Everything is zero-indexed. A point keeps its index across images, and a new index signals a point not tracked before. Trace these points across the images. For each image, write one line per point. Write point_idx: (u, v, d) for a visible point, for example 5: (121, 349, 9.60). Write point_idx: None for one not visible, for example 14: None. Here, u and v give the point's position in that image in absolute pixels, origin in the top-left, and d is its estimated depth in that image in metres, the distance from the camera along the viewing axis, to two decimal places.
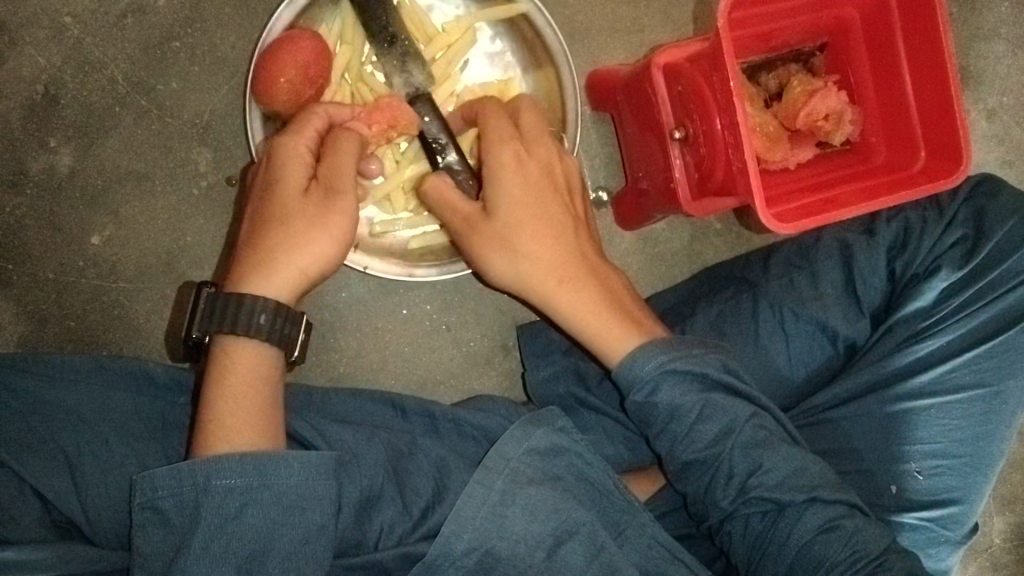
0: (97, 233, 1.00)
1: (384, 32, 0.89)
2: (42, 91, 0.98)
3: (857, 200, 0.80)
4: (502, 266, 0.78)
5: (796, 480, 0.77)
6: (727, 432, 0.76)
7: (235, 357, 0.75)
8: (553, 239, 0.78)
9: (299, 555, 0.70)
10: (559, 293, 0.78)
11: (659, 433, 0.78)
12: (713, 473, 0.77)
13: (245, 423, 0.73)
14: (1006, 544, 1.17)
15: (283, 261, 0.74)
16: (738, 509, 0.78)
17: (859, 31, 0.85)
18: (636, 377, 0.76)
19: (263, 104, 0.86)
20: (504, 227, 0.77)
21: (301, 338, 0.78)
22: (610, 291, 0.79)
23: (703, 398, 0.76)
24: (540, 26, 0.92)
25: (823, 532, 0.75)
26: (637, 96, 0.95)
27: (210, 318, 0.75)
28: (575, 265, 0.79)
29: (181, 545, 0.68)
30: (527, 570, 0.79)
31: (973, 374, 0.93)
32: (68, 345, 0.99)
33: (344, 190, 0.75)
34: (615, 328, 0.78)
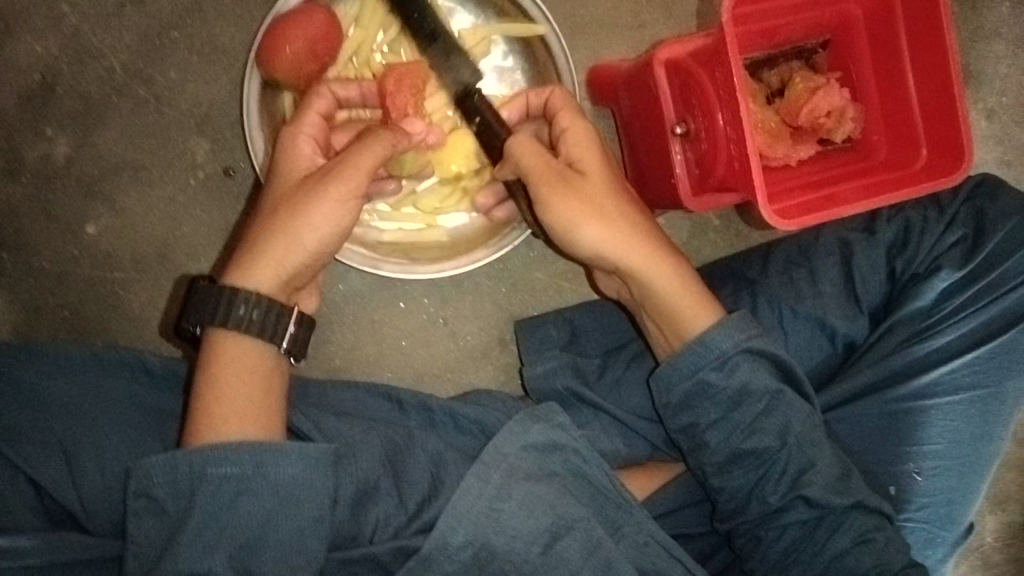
0: (93, 222, 0.99)
1: (424, 29, 0.89)
2: (39, 79, 0.97)
3: (858, 197, 0.81)
4: (601, 228, 0.81)
5: (840, 485, 0.84)
6: (787, 433, 0.83)
7: (228, 350, 0.74)
8: (638, 213, 0.83)
9: (293, 547, 0.70)
10: (650, 261, 0.83)
11: (710, 423, 0.84)
12: (767, 468, 0.84)
13: (237, 414, 0.73)
14: (999, 542, 1.18)
15: (278, 254, 0.75)
16: (786, 510, 0.84)
17: (861, 28, 0.85)
18: (718, 349, 0.82)
19: (264, 70, 0.89)
20: (604, 195, 0.82)
21: (291, 331, 0.76)
22: (690, 271, 0.86)
23: (777, 385, 0.84)
24: (553, 50, 0.95)
25: (858, 543, 0.83)
26: (636, 88, 0.95)
27: (203, 307, 0.75)
28: (659, 239, 0.84)
29: (176, 530, 0.68)
30: (523, 565, 0.79)
31: (973, 374, 0.93)
32: (62, 334, 0.99)
33: (347, 175, 0.74)
34: (698, 301, 0.84)
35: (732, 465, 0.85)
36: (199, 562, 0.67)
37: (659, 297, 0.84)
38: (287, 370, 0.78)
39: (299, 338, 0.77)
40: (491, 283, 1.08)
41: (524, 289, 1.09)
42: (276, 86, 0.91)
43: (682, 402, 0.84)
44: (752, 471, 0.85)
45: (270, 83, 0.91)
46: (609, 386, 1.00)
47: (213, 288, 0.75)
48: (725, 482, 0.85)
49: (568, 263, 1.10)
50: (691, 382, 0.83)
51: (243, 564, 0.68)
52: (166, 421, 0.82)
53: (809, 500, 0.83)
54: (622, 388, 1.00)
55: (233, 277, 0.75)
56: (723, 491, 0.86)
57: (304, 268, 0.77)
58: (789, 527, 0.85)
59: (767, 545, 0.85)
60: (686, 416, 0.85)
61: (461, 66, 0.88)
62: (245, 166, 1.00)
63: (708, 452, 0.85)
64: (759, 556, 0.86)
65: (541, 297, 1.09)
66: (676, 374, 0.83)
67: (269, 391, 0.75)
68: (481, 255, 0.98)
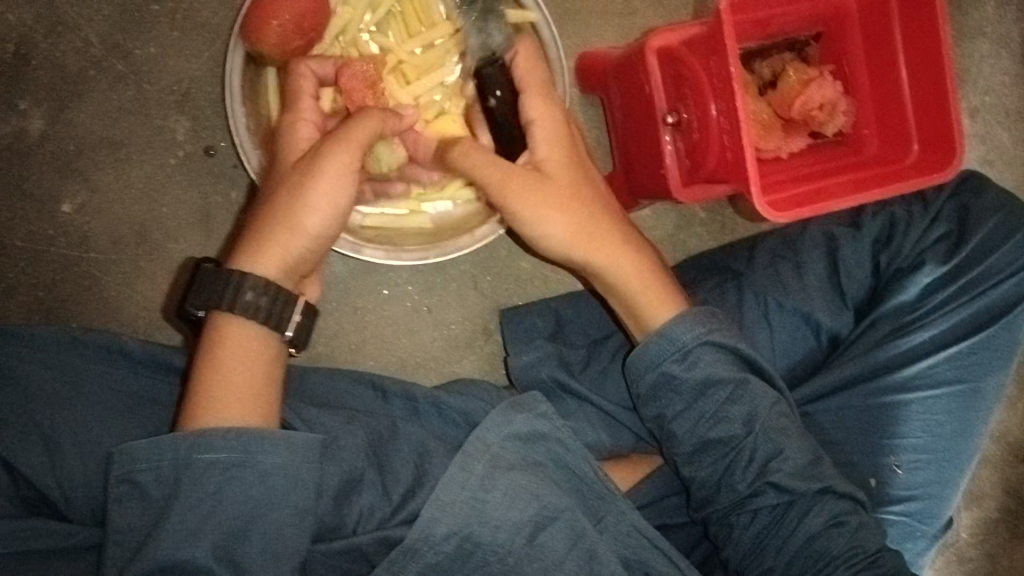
0: (69, 200, 0.96)
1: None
2: (13, 51, 0.94)
3: (848, 190, 0.80)
4: (562, 224, 0.83)
5: (809, 471, 0.83)
6: (754, 420, 0.83)
7: (231, 334, 0.73)
8: (599, 207, 0.85)
9: (278, 538, 0.68)
10: (610, 254, 0.85)
11: (677, 413, 0.85)
12: (732, 456, 0.84)
13: (234, 399, 0.71)
14: (972, 538, 1.19)
15: (276, 239, 0.74)
16: (754, 497, 0.83)
17: (855, 21, 0.85)
18: (677, 342, 0.83)
19: (248, 43, 0.86)
20: (567, 189, 0.83)
21: (296, 319, 0.75)
22: (653, 262, 0.88)
23: (740, 374, 0.84)
24: (544, 38, 0.93)
25: (831, 525, 0.82)
26: (626, 78, 0.95)
27: (210, 292, 0.73)
28: (620, 234, 0.86)
29: (160, 516, 0.67)
30: (507, 556, 0.78)
31: (954, 369, 0.94)
32: (36, 316, 0.96)
33: (342, 151, 0.73)
34: (658, 296, 0.86)
35: (701, 454, 0.85)
36: (181, 548, 0.65)
37: (621, 288, 0.86)
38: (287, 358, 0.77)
39: (304, 328, 0.77)
40: (476, 272, 1.07)
41: (508, 278, 1.08)
42: (259, 62, 0.90)
43: (650, 392, 0.85)
44: (720, 460, 0.84)
45: (252, 58, 0.89)
46: (594, 377, 0.99)
47: (218, 271, 0.73)
48: (695, 473, 0.85)
49: None
50: (656, 373, 0.84)
51: (229, 553, 0.67)
52: (145, 406, 0.80)
53: (778, 485, 0.83)
54: (607, 378, 1.00)
55: (242, 261, 0.74)
56: (694, 480, 0.86)
57: (308, 253, 0.76)
58: (760, 512, 0.83)
59: (740, 531, 0.84)
60: (655, 407, 0.86)
61: (493, 28, 0.87)
62: (226, 147, 0.98)
63: (677, 442, 0.86)
64: (732, 543, 0.85)
65: (526, 287, 1.09)
66: (641, 365, 0.84)
67: (270, 380, 0.74)
68: (466, 243, 0.95)
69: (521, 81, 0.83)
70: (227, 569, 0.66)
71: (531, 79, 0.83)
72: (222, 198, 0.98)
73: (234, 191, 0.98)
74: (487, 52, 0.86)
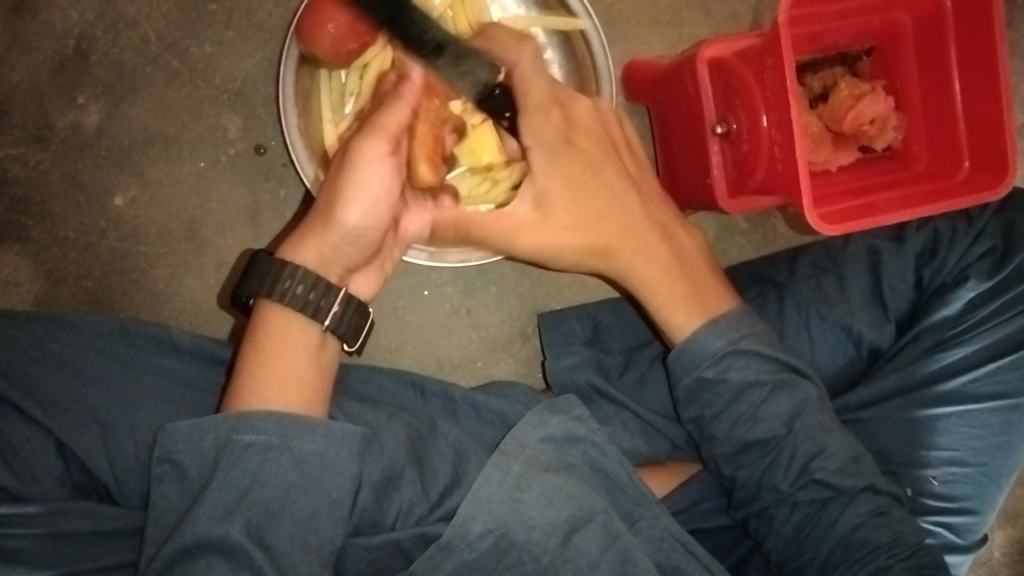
0: (121, 194, 0.98)
1: (426, 46, 0.76)
2: (73, 46, 0.96)
3: (897, 206, 0.81)
4: (575, 248, 0.84)
5: (852, 467, 0.84)
6: (795, 419, 0.84)
7: (276, 321, 0.74)
8: (621, 216, 0.85)
9: (310, 525, 0.68)
10: (628, 269, 0.87)
11: (715, 414, 0.85)
12: (775, 455, 0.84)
13: (283, 386, 0.73)
14: (1005, 558, 1.19)
15: (320, 232, 0.73)
16: (796, 493, 0.84)
17: (909, 37, 0.85)
18: (708, 351, 0.84)
19: (304, 45, 0.87)
20: (568, 220, 0.83)
21: (336, 309, 0.75)
22: (679, 265, 0.88)
23: (779, 377, 0.85)
24: (592, 46, 0.94)
25: (873, 515, 0.83)
26: (674, 88, 0.95)
27: (258, 279, 0.74)
28: (645, 240, 0.86)
29: (198, 495, 0.68)
30: (541, 556, 0.78)
31: (994, 384, 0.94)
32: (85, 306, 0.98)
33: (373, 136, 0.70)
34: (683, 307, 0.86)
35: (741, 455, 0.86)
36: (215, 526, 0.66)
37: (650, 297, 0.87)
38: (338, 355, 0.78)
39: (351, 323, 0.77)
40: (516, 275, 1.08)
41: (547, 283, 1.09)
42: (313, 63, 0.90)
43: (689, 393, 0.86)
44: (760, 459, 0.85)
45: (307, 59, 0.90)
46: (632, 384, 1.00)
47: (267, 263, 0.74)
48: (738, 471, 0.86)
49: None
50: (693, 376, 0.85)
51: (261, 535, 0.67)
52: (196, 399, 0.82)
53: (821, 482, 0.84)
54: (645, 385, 1.00)
55: (290, 251, 0.74)
56: (735, 480, 0.87)
57: (347, 247, 0.74)
58: (798, 506, 0.85)
59: (781, 522, 0.86)
60: (695, 408, 0.86)
61: (475, 66, 0.77)
62: (276, 145, 1.00)
63: (717, 443, 0.86)
64: (773, 535, 0.86)
65: (565, 292, 1.09)
66: (680, 367, 0.85)
67: (315, 368, 0.75)
68: None
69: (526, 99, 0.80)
70: (257, 545, 0.66)
71: (520, 103, 0.80)
72: (271, 196, 1.00)
73: (282, 189, 1.00)
74: (480, 85, 0.78)
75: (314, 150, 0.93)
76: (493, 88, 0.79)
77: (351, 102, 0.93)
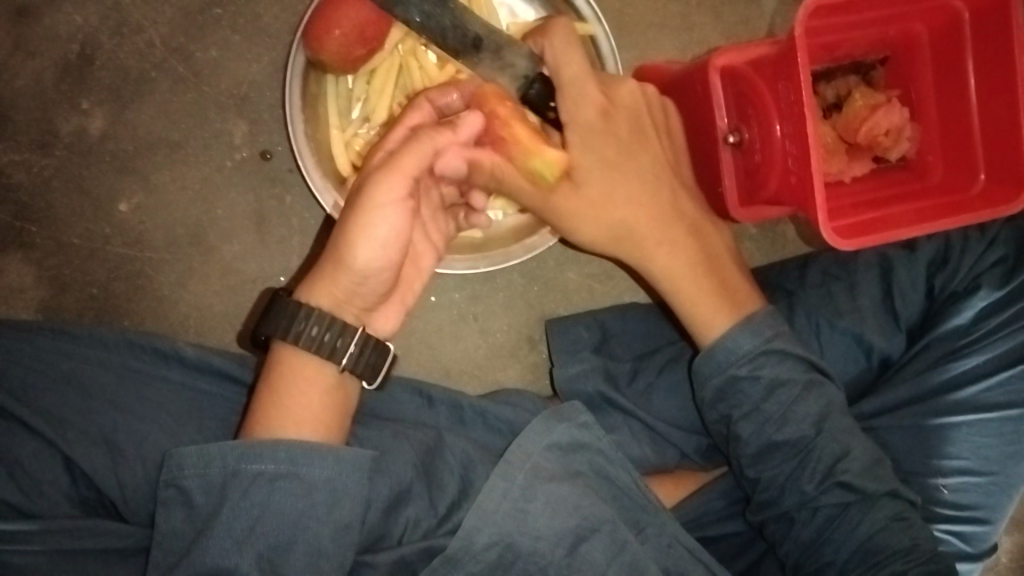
0: (126, 200, 0.97)
1: (466, 42, 0.80)
2: (77, 50, 0.95)
3: (909, 220, 0.81)
4: (596, 228, 0.83)
5: (875, 471, 0.85)
6: (823, 419, 0.84)
7: (290, 361, 0.73)
8: (650, 201, 0.84)
9: (321, 552, 0.68)
10: (654, 258, 0.85)
11: (744, 415, 0.85)
12: (804, 458, 0.84)
13: (298, 417, 0.72)
14: (1012, 564, 1.18)
15: (333, 274, 0.72)
16: (820, 496, 0.84)
17: (925, 47, 0.85)
18: (743, 350, 0.83)
19: (311, 51, 0.86)
20: (600, 199, 0.82)
21: (353, 350, 0.73)
22: (707, 262, 0.87)
23: (809, 376, 0.85)
24: (602, 52, 0.92)
25: (894, 520, 0.83)
26: (686, 96, 0.94)
27: (276, 323, 0.73)
28: (673, 228, 0.85)
29: (204, 526, 0.67)
30: (547, 567, 0.77)
31: (1006, 394, 0.93)
32: (89, 313, 0.97)
33: (389, 177, 0.68)
34: (711, 307, 0.86)
35: (765, 457, 0.85)
36: (225, 556, 0.66)
37: (676, 290, 0.86)
38: (356, 388, 0.76)
39: (371, 360, 0.75)
40: (523, 282, 1.07)
41: (554, 289, 1.08)
42: (319, 68, 0.89)
43: (717, 394, 0.85)
44: (790, 459, 0.85)
45: (314, 64, 0.89)
46: (639, 392, 0.99)
47: (285, 303, 0.73)
48: (760, 474, 0.85)
49: (600, 265, 1.09)
50: (722, 377, 0.84)
51: (271, 565, 0.67)
52: (205, 411, 0.81)
53: (846, 484, 0.84)
54: (653, 394, 0.99)
55: (303, 293, 0.73)
56: (758, 482, 0.86)
57: (360, 288, 0.73)
58: (822, 509, 0.84)
59: (800, 526, 0.85)
60: (723, 408, 0.85)
61: (515, 58, 0.79)
62: (283, 150, 0.99)
63: (741, 445, 0.85)
64: (792, 538, 0.86)
65: (573, 298, 1.08)
66: (708, 368, 0.85)
67: (329, 399, 0.74)
68: (518, 251, 0.95)
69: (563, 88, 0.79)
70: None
71: (561, 74, 0.78)
72: (276, 202, 0.99)
73: (288, 195, 0.99)
74: (521, 79, 0.79)
75: (320, 157, 0.91)
76: (534, 78, 0.79)
77: (359, 107, 0.92)
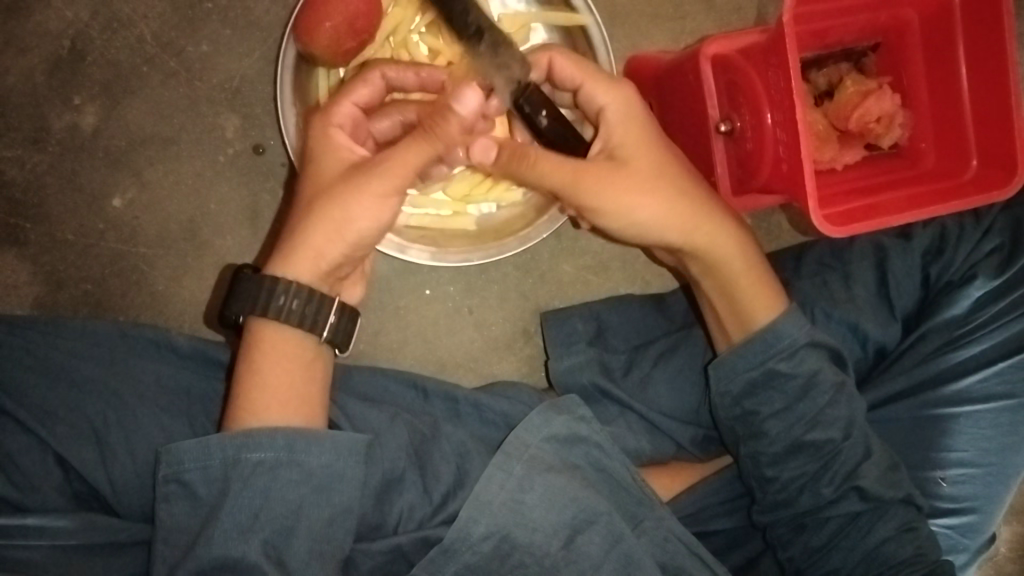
0: (119, 195, 0.97)
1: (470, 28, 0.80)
2: (68, 46, 0.95)
3: (902, 207, 0.81)
4: (657, 208, 0.79)
5: (892, 478, 0.86)
6: (852, 425, 0.85)
7: (270, 341, 0.72)
8: (698, 188, 0.82)
9: (323, 536, 0.68)
10: (713, 242, 0.83)
11: (774, 412, 0.84)
12: (828, 461, 0.85)
13: (290, 402, 0.72)
14: (1012, 553, 1.18)
15: (296, 243, 0.71)
16: (838, 501, 0.85)
17: (915, 32, 0.85)
18: (788, 340, 0.83)
19: (301, 43, 0.86)
20: (649, 173, 0.79)
21: (331, 321, 0.73)
22: (754, 253, 0.86)
23: (840, 380, 0.85)
24: (594, 42, 0.92)
25: (902, 531, 0.84)
26: (680, 82, 0.93)
27: (246, 298, 0.72)
28: (725, 215, 0.84)
29: (209, 515, 0.67)
30: (544, 558, 0.77)
31: (1004, 384, 0.93)
32: (84, 309, 0.97)
33: (389, 169, 0.70)
34: (766, 296, 0.85)
35: (793, 455, 0.85)
36: (231, 547, 0.66)
37: (730, 279, 0.84)
38: (329, 359, 0.76)
39: (341, 328, 0.75)
40: (518, 274, 1.07)
41: (549, 281, 1.08)
42: (311, 61, 0.89)
43: (746, 389, 0.84)
44: (812, 462, 0.85)
45: (305, 57, 0.88)
46: (634, 385, 0.98)
47: (253, 278, 0.72)
48: (781, 472, 0.85)
49: (595, 256, 1.09)
50: (760, 369, 0.84)
51: (276, 551, 0.67)
52: (199, 405, 0.82)
53: (862, 491, 0.85)
54: (649, 385, 0.99)
55: (277, 265, 0.72)
56: (777, 481, 0.86)
57: (344, 257, 0.73)
58: (834, 517, 0.85)
59: (809, 534, 0.86)
60: (751, 403, 0.85)
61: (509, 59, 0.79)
62: (275, 145, 0.99)
63: (762, 443, 0.85)
64: (800, 544, 0.86)
65: (568, 290, 1.08)
66: (741, 363, 0.84)
67: (310, 375, 0.73)
68: (513, 244, 0.95)
69: (574, 77, 0.80)
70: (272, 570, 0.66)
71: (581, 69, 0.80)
72: (270, 196, 0.99)
73: (281, 189, 0.99)
74: (514, 83, 0.79)
75: None
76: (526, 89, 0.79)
77: None
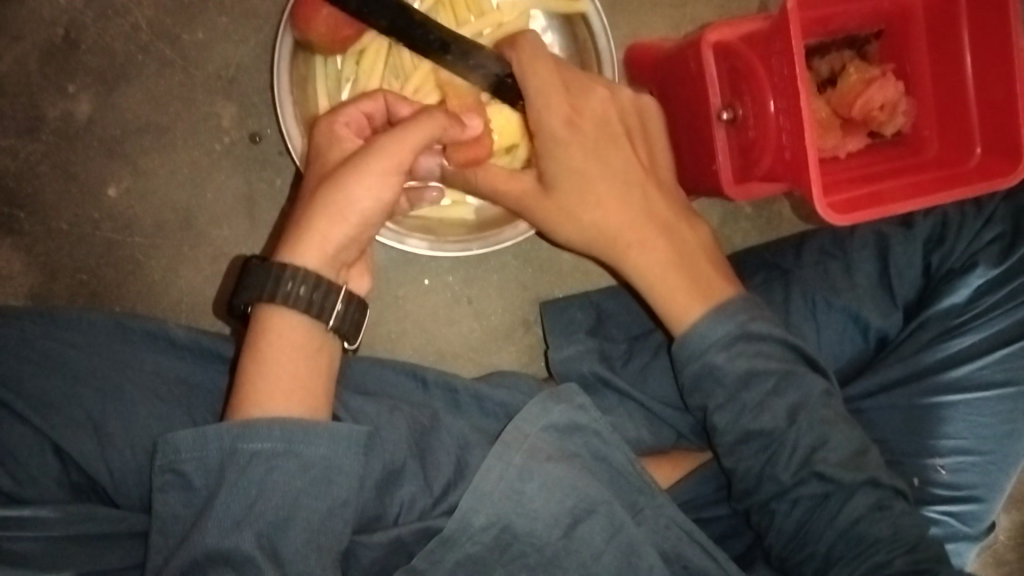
0: (115, 184, 0.96)
1: (432, 44, 0.79)
2: (62, 33, 0.94)
3: (904, 194, 0.80)
4: (570, 228, 0.85)
5: (853, 461, 0.83)
6: (795, 410, 0.83)
7: (275, 326, 0.71)
8: (618, 200, 0.84)
9: (322, 529, 0.68)
10: (626, 253, 0.86)
11: (718, 405, 0.84)
12: (775, 448, 0.83)
13: (287, 390, 0.70)
14: (1010, 541, 1.18)
15: (302, 231, 0.71)
16: (796, 487, 0.83)
17: (920, 18, 0.84)
18: (713, 337, 0.83)
19: (298, 30, 0.84)
20: (569, 198, 0.83)
21: (339, 307, 0.72)
22: (682, 255, 0.86)
23: (784, 367, 0.83)
24: (595, 30, 0.92)
25: (874, 509, 0.82)
26: (680, 70, 0.93)
27: (255, 285, 0.71)
28: (645, 223, 0.85)
29: (205, 505, 0.67)
30: (545, 548, 0.76)
31: (1003, 372, 0.93)
32: (79, 300, 0.96)
33: (375, 158, 0.70)
34: (683, 297, 0.85)
35: (743, 445, 0.84)
36: (225, 537, 0.65)
37: (649, 285, 0.86)
38: (339, 353, 0.75)
39: (352, 318, 0.74)
40: (517, 264, 1.07)
41: (549, 271, 1.08)
42: (308, 49, 0.87)
43: (694, 381, 0.84)
44: (761, 450, 0.83)
45: (302, 44, 0.87)
46: (635, 373, 0.99)
47: (264, 266, 0.71)
48: (736, 463, 0.84)
49: None
50: (699, 363, 0.83)
51: (272, 544, 0.66)
52: (199, 395, 0.81)
53: (821, 475, 0.82)
54: (648, 375, 0.98)
55: (286, 252, 0.72)
56: (735, 472, 0.85)
57: (351, 241, 0.72)
58: (800, 501, 0.83)
59: (780, 518, 0.84)
60: (699, 398, 0.85)
61: (483, 59, 0.81)
62: (272, 133, 0.98)
63: (718, 434, 0.85)
64: (775, 529, 0.84)
65: (567, 279, 1.08)
66: (683, 356, 0.84)
67: (314, 364, 0.72)
68: (508, 236, 0.93)
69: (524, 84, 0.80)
70: (268, 558, 0.65)
71: (527, 83, 0.79)
72: (267, 184, 0.98)
73: (279, 178, 0.98)
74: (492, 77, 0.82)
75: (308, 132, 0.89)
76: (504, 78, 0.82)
77: (348, 88, 0.91)
